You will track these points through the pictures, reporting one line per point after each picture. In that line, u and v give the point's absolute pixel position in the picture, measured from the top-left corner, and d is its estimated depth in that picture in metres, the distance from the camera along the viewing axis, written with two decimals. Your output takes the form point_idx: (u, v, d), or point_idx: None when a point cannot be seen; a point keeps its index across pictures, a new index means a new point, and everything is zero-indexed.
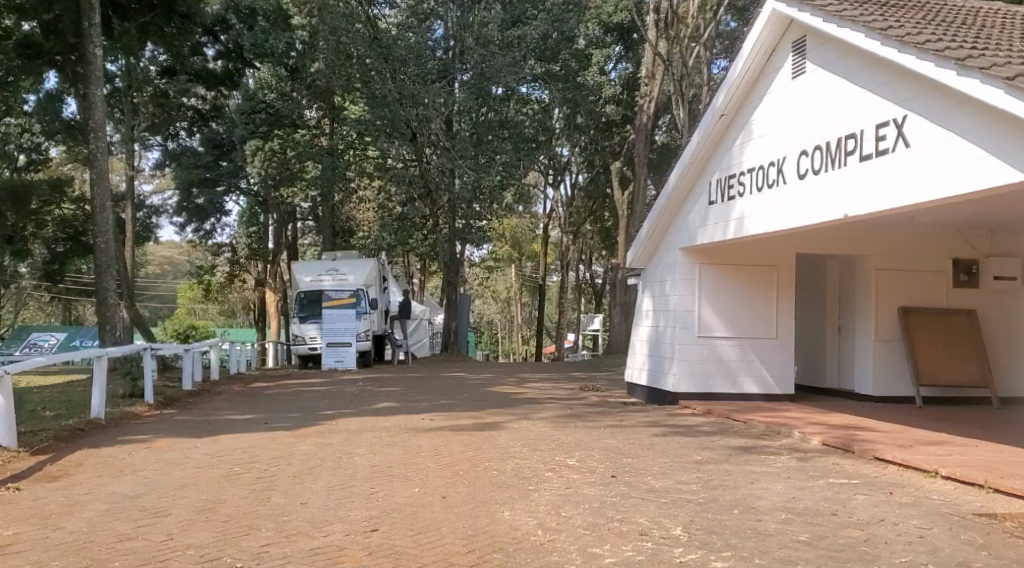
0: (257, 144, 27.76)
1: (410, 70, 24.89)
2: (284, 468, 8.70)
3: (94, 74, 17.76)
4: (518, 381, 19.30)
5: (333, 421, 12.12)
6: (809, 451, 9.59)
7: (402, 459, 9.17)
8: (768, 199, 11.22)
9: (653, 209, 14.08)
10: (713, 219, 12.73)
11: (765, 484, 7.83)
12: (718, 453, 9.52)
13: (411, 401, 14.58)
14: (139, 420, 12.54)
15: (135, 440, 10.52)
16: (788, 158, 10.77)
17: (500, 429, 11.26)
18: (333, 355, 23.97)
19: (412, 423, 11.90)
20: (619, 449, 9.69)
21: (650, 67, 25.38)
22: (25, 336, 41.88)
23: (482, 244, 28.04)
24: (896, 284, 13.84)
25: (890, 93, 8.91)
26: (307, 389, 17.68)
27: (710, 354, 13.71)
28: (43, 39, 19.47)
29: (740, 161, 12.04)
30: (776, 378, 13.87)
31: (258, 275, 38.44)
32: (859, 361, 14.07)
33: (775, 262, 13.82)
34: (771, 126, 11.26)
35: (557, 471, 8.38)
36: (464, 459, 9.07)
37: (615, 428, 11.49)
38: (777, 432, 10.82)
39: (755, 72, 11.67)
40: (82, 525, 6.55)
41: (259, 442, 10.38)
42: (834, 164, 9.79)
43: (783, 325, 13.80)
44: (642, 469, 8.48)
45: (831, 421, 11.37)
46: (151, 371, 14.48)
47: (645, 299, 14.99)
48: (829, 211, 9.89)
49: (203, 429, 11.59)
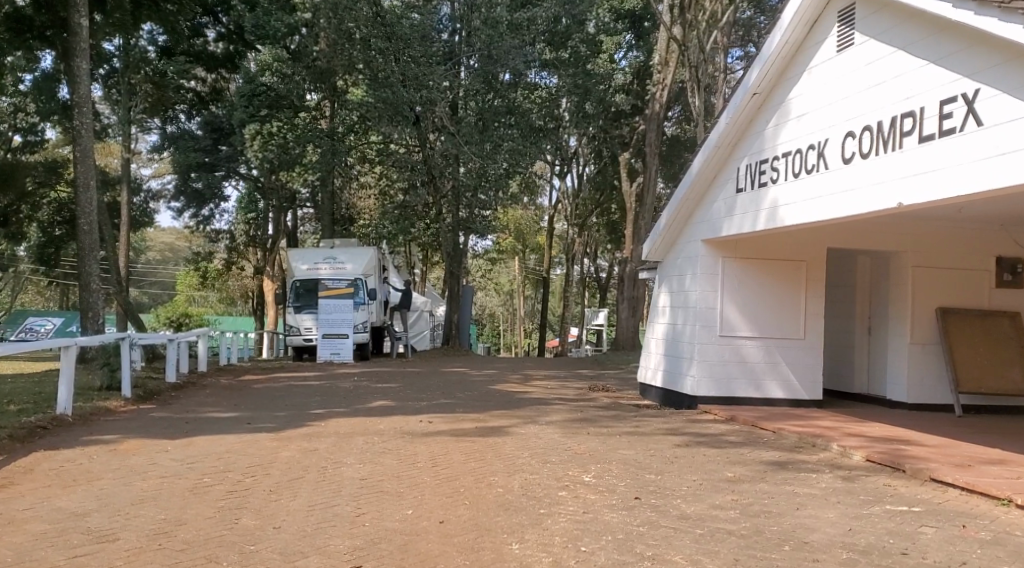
0: (257, 128, 26.39)
1: (415, 51, 23.75)
2: (260, 480, 7.64)
3: (80, 45, 16.61)
4: (523, 379, 18.19)
5: (322, 423, 11.02)
6: (854, 469, 8.49)
7: (396, 470, 8.12)
8: (806, 186, 10.15)
9: (673, 198, 13.00)
10: (741, 208, 11.65)
11: (813, 512, 6.76)
12: (751, 469, 8.45)
13: (408, 400, 13.50)
14: (111, 417, 11.48)
15: (100, 442, 9.44)
16: (831, 141, 9.70)
17: (506, 435, 10.20)
18: (328, 347, 23.00)
19: (409, 426, 10.82)
20: (639, 463, 8.62)
21: (664, 52, 24.19)
22: (21, 321, 41.00)
23: (486, 235, 27.08)
24: (935, 282, 12.74)
25: (957, 62, 7.88)
26: (300, 384, 16.68)
27: (733, 355, 12.65)
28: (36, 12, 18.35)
29: (774, 145, 10.96)
30: (805, 382, 12.78)
31: (257, 264, 37.45)
32: (891, 365, 12.98)
33: (805, 257, 12.75)
34: (812, 104, 10.17)
35: (572, 490, 7.30)
36: (467, 472, 8.01)
37: (631, 436, 10.41)
38: (811, 444, 9.76)
39: (795, 47, 10.63)
40: (7, 554, 5.51)
41: (238, 446, 9.33)
42: (887, 147, 8.75)
43: (812, 324, 12.73)
44: (670, 489, 7.43)
45: (869, 432, 10.30)
46: (130, 362, 13.39)
47: (662, 294, 13.94)
48: (879, 199, 8.83)
49: (178, 429, 10.55)
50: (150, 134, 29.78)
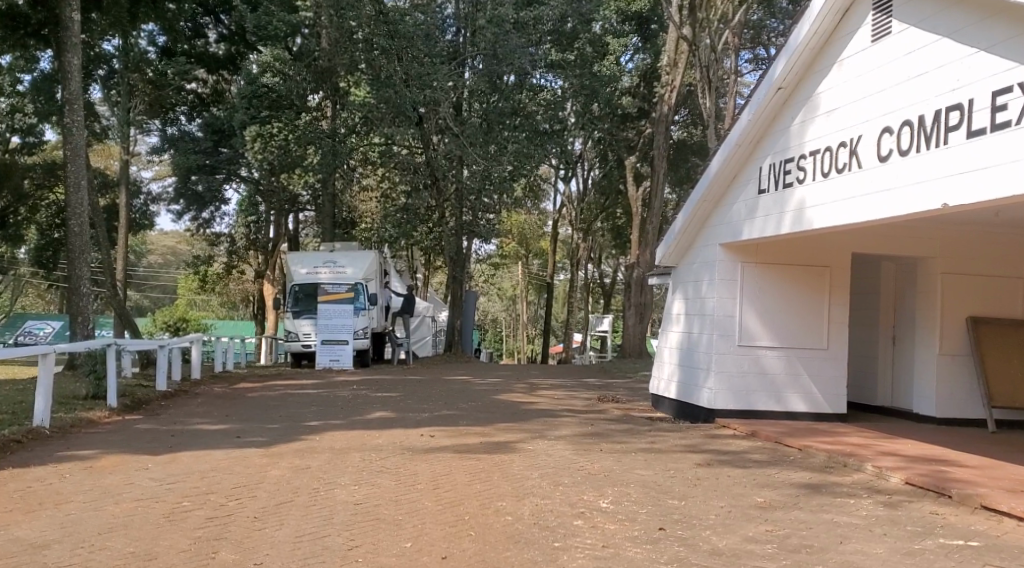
0: (257, 131, 25.42)
1: (418, 49, 23.12)
2: (246, 504, 6.98)
3: (72, 41, 15.88)
4: (528, 388, 17.44)
5: (316, 438, 10.32)
6: (894, 493, 7.78)
7: (394, 493, 7.43)
8: (836, 187, 9.45)
9: (689, 200, 12.30)
10: (764, 209, 10.96)
11: (859, 546, 6.08)
12: (781, 493, 7.73)
13: (410, 412, 12.78)
14: (92, 430, 10.78)
15: (77, 458, 8.77)
16: (865, 137, 9.02)
17: (513, 452, 9.49)
18: (328, 353, 22.20)
19: (409, 441, 10.11)
20: (659, 485, 7.91)
21: (674, 53, 23.46)
22: (19, 326, 40.42)
23: (490, 240, 26.22)
24: (966, 290, 12.01)
25: (1012, 49, 7.23)
26: (296, 392, 15.99)
27: (753, 365, 11.94)
28: (30, 9, 17.67)
29: (801, 142, 10.27)
30: (828, 396, 12.08)
31: (257, 267, 36.69)
32: (919, 377, 12.25)
33: (828, 262, 12.05)
34: (844, 98, 9.47)
35: (589, 519, 6.61)
36: (471, 496, 7.30)
37: (648, 453, 9.70)
38: (843, 464, 9.04)
39: (824, 38, 9.92)
40: None
41: (225, 463, 8.64)
42: (929, 143, 8.05)
43: (835, 334, 12.03)
44: (696, 518, 6.74)
45: (904, 450, 9.58)
46: (116, 371, 12.70)
47: (676, 301, 13.25)
48: (921, 199, 8.13)
49: (162, 443, 9.85)
50: (151, 136, 29.08)
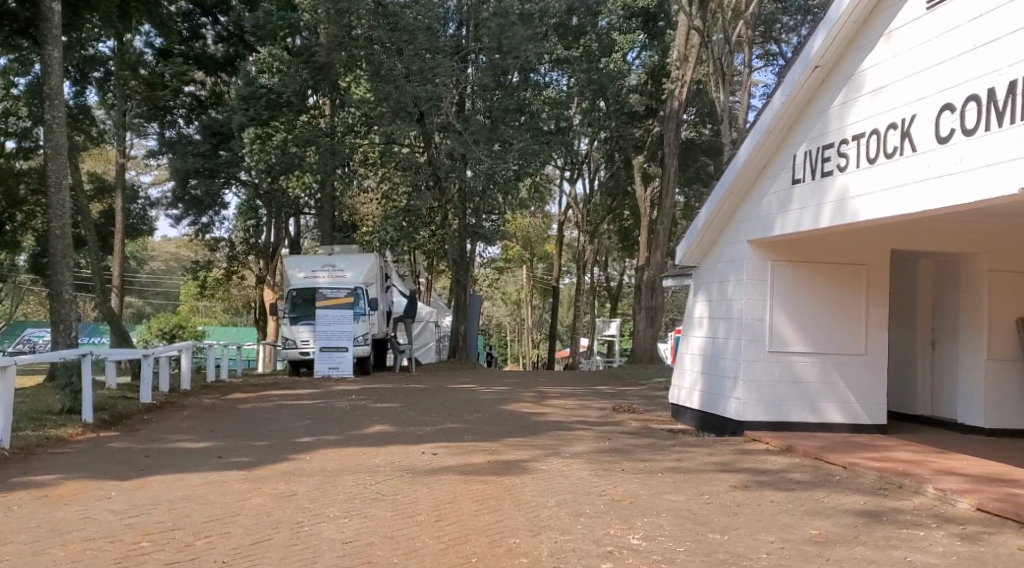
0: (257, 132, 24.17)
1: (420, 41, 22.16)
2: (218, 542, 5.99)
3: (51, 32, 14.48)
4: (537, 397, 16.36)
5: (305, 458, 9.28)
6: (965, 523, 6.74)
7: (391, 526, 6.41)
8: (885, 173, 8.40)
9: (713, 192, 11.26)
10: (799, 201, 9.94)
11: None
12: (837, 524, 6.70)
13: (412, 425, 11.73)
14: (61, 450, 9.74)
15: (35, 485, 7.77)
16: (920, 116, 7.99)
17: (525, 473, 8.43)
18: (327, 359, 21.70)
19: (408, 461, 9.05)
20: (695, 515, 6.88)
21: (683, 47, 22.33)
22: (19, 333, 39.45)
23: (495, 243, 25.27)
24: (1016, 288, 10.96)
25: None
26: (291, 404, 14.92)
27: (785, 372, 10.89)
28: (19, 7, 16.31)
29: (842, 126, 9.24)
30: (868, 406, 11.04)
31: (257, 272, 35.65)
32: (965, 383, 11.17)
33: (864, 260, 11.03)
34: (894, 72, 8.43)
35: (619, 563, 5.60)
36: (478, 531, 6.27)
37: (676, 473, 8.65)
38: (897, 485, 7.98)
39: (868, 8, 8.90)
40: None
41: (198, 490, 7.59)
42: (1002, 119, 7.01)
43: (874, 337, 10.99)
44: (744, 559, 5.73)
45: (964, 468, 8.53)
46: (93, 383, 11.62)
47: (697, 303, 12.19)
48: (993, 183, 7.10)
49: (134, 465, 8.81)
50: (149, 140, 28.08)
